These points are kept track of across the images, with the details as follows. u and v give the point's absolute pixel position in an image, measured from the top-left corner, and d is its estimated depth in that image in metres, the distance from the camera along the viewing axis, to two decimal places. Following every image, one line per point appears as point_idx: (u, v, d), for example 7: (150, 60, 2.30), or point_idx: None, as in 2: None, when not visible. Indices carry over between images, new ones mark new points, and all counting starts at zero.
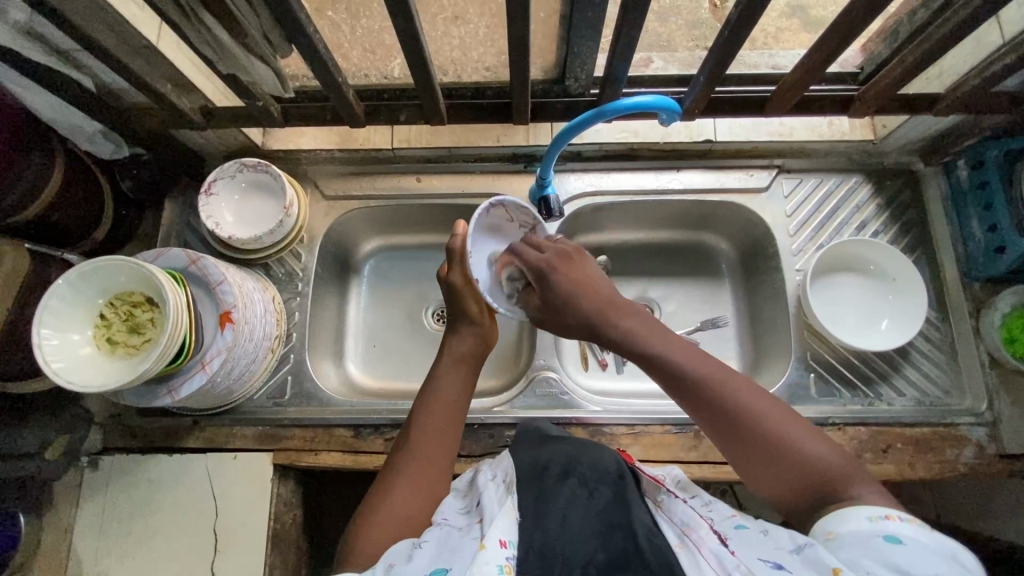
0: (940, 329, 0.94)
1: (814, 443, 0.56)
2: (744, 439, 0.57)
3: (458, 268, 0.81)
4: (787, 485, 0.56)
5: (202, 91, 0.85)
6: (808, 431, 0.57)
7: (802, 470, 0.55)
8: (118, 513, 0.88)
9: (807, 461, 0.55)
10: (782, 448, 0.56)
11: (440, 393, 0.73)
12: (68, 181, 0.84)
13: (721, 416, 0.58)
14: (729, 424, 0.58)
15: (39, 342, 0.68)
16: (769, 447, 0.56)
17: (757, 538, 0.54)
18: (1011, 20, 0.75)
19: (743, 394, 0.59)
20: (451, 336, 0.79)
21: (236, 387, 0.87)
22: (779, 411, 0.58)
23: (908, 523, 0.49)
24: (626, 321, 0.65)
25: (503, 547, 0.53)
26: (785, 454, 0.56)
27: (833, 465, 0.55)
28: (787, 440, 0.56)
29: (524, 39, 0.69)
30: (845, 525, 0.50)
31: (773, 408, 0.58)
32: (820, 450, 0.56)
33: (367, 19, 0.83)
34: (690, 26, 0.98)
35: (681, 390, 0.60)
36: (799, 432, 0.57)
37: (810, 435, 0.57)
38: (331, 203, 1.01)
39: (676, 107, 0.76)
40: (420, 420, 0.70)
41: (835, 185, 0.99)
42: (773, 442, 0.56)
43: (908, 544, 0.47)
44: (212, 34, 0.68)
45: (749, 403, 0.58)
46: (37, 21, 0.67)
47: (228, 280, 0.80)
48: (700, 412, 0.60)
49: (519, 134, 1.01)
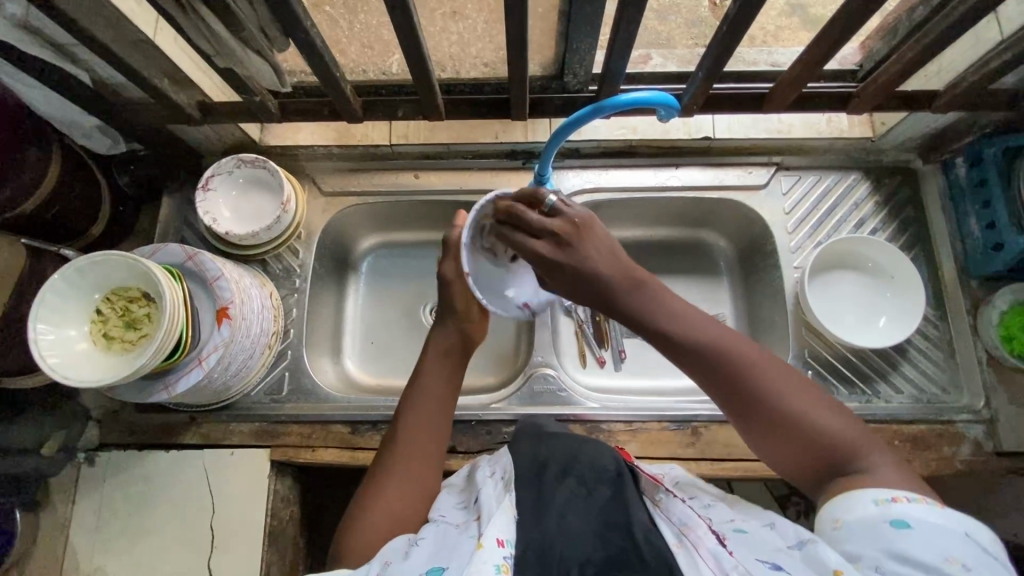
0: (938, 327, 0.94)
1: (831, 416, 0.57)
2: (763, 415, 0.58)
3: (452, 261, 0.77)
4: (805, 459, 0.57)
5: (199, 86, 0.85)
6: (825, 403, 0.58)
7: (820, 445, 0.56)
8: (114, 509, 0.88)
9: (826, 435, 0.56)
10: (801, 423, 0.56)
11: (430, 390, 0.71)
12: (65, 176, 0.84)
13: (740, 394, 0.58)
14: (748, 401, 0.58)
15: (35, 337, 0.68)
16: (788, 424, 0.57)
17: (758, 541, 0.54)
18: (1010, 18, 0.75)
19: (761, 371, 0.58)
20: (437, 330, 0.76)
21: (233, 383, 0.87)
22: (796, 386, 0.58)
23: (914, 504, 0.50)
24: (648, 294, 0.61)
25: (501, 546, 0.53)
26: (804, 430, 0.56)
27: (850, 438, 0.56)
28: (806, 415, 0.57)
29: (522, 35, 0.69)
30: (853, 511, 0.52)
31: (788, 381, 0.59)
32: (837, 422, 0.57)
33: (366, 15, 0.83)
34: (689, 24, 0.97)
35: (702, 368, 0.59)
36: (815, 404, 0.57)
37: (827, 408, 0.58)
38: (329, 200, 1.01)
39: (675, 104, 0.75)
40: (412, 419, 0.69)
41: (834, 182, 0.99)
42: (793, 419, 0.57)
43: (915, 527, 0.48)
44: (209, 27, 0.68)
45: (768, 380, 0.58)
46: (34, 15, 0.67)
47: (225, 275, 0.80)
48: (717, 388, 0.59)
49: (517, 130, 1.01)
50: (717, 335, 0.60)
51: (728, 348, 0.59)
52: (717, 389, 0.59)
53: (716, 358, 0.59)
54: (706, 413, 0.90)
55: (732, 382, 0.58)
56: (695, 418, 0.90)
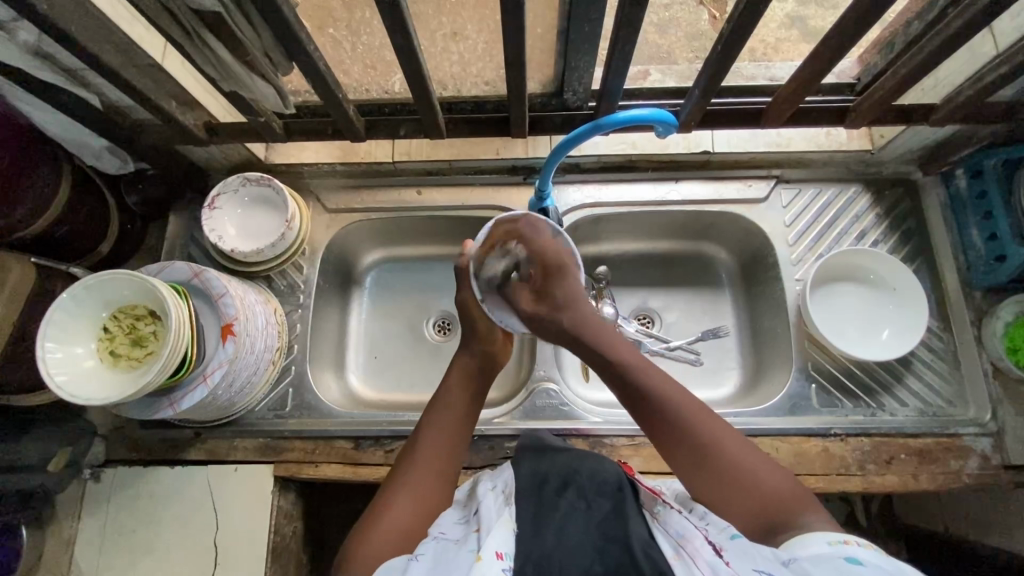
0: (942, 339, 0.93)
1: (767, 471, 0.61)
2: (705, 461, 0.62)
3: (466, 287, 0.81)
4: (744, 512, 0.59)
5: (206, 107, 0.87)
6: (764, 460, 0.62)
7: (758, 497, 0.59)
8: (120, 525, 0.89)
9: (766, 488, 0.60)
10: (741, 474, 0.60)
11: (447, 411, 0.73)
12: (74, 197, 0.86)
13: (685, 437, 0.63)
14: (692, 443, 0.62)
15: (42, 356, 0.69)
16: (729, 473, 0.61)
17: (756, 548, 0.53)
18: (1006, 31, 0.75)
19: (708, 422, 0.63)
20: (461, 354, 0.78)
21: (238, 399, 0.87)
22: (738, 440, 0.63)
23: (867, 549, 0.50)
24: (611, 336, 0.68)
25: (500, 559, 0.54)
26: (743, 480, 0.60)
27: (785, 493, 0.59)
28: (745, 466, 0.61)
29: (519, 56, 0.70)
30: (807, 548, 0.52)
31: (730, 436, 0.63)
32: (773, 477, 0.61)
33: (368, 36, 0.85)
34: (689, 38, 1.04)
35: (649, 409, 0.65)
36: (752, 458, 0.62)
37: (766, 465, 0.62)
38: (333, 216, 1.02)
39: (673, 121, 0.77)
40: (429, 436, 0.71)
41: (835, 195, 1.00)
42: (735, 467, 0.61)
43: (864, 564, 0.48)
44: (214, 52, 0.69)
45: (709, 426, 0.63)
46: (45, 42, 0.68)
47: (230, 292, 0.81)
48: (661, 430, 0.64)
49: (518, 147, 1.02)
50: (666, 384, 0.66)
51: (676, 390, 0.65)
52: (662, 432, 0.64)
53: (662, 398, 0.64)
54: None
55: (674, 423, 0.63)
56: None
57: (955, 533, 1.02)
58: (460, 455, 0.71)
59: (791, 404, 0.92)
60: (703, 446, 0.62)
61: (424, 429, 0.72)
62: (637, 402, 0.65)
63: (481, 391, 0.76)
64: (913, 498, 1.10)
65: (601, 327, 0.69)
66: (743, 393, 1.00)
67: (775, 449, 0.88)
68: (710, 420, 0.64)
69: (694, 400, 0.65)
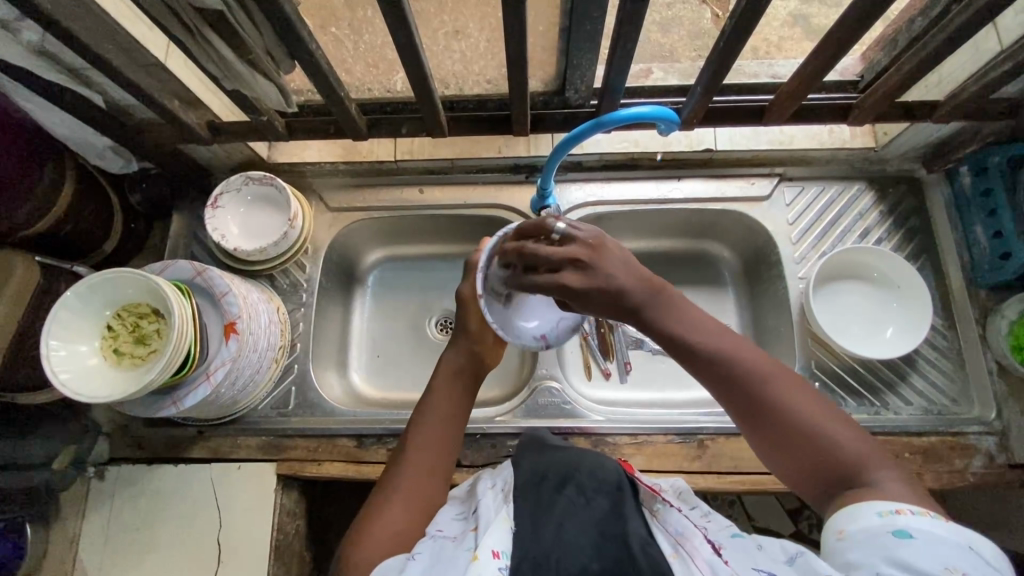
0: (947, 338, 0.93)
1: (838, 428, 0.55)
2: (772, 423, 0.56)
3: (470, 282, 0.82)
4: (810, 475, 0.55)
5: (209, 106, 0.87)
6: (836, 417, 0.56)
7: (829, 457, 0.54)
8: (123, 523, 0.89)
9: (836, 450, 0.54)
10: (812, 433, 0.55)
11: (435, 410, 0.73)
12: (78, 196, 0.86)
13: (750, 397, 0.57)
14: (758, 403, 0.57)
15: (47, 353, 0.70)
16: (795, 436, 0.55)
17: (750, 543, 0.56)
18: (1010, 27, 0.75)
19: (773, 378, 0.57)
20: (448, 352, 0.78)
21: (241, 397, 0.88)
22: (806, 392, 0.57)
23: (923, 517, 0.48)
24: (659, 296, 0.59)
25: (495, 557, 0.54)
26: (811, 442, 0.55)
27: (857, 453, 0.54)
28: (814, 426, 0.55)
29: (521, 54, 0.70)
30: (855, 523, 0.49)
31: (796, 391, 0.57)
32: (845, 435, 0.55)
33: (371, 35, 0.85)
34: (691, 37, 1.04)
35: (706, 372, 0.59)
36: (820, 415, 0.56)
37: (836, 419, 0.56)
38: (336, 215, 1.02)
39: (675, 118, 0.77)
40: (419, 442, 0.71)
41: (838, 192, 0.99)
42: (802, 428, 0.55)
43: (919, 540, 0.46)
44: (217, 51, 0.69)
45: (771, 385, 0.57)
46: (49, 41, 0.68)
47: (233, 291, 0.82)
48: (723, 391, 0.58)
49: (520, 145, 1.03)
50: (722, 345, 0.59)
51: (732, 348, 0.59)
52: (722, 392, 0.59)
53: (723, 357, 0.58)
54: (711, 424, 0.90)
55: (735, 386, 0.58)
56: (701, 429, 0.90)
57: None
58: (451, 455, 0.71)
59: None
60: (767, 408, 0.57)
61: (414, 430, 0.72)
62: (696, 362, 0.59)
63: (469, 389, 0.76)
64: None
65: (647, 288, 0.58)
66: None
67: None
68: (773, 375, 0.58)
69: (756, 355, 0.59)
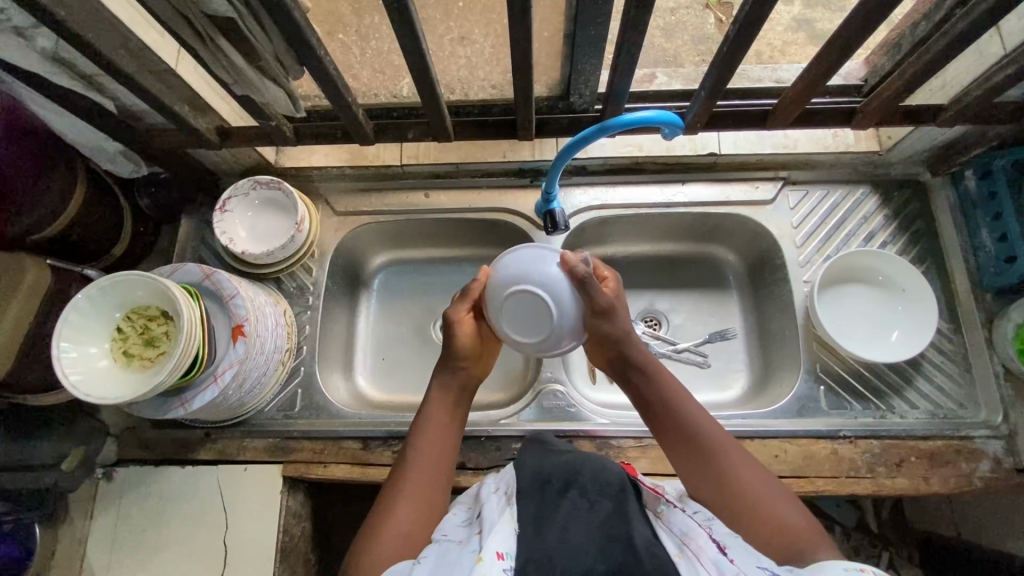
0: (953, 341, 0.93)
1: (784, 503, 0.62)
2: (723, 487, 0.64)
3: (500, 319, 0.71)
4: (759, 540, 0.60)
5: (218, 112, 0.88)
6: (782, 492, 0.63)
7: (766, 527, 0.60)
8: (130, 525, 0.90)
9: (780, 520, 0.61)
10: (755, 503, 0.62)
11: (433, 421, 0.73)
12: (88, 200, 0.88)
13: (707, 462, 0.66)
14: (709, 466, 0.65)
15: (58, 355, 0.70)
16: (745, 502, 0.62)
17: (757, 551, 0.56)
18: (1012, 32, 0.75)
19: (728, 453, 0.66)
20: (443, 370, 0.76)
21: (247, 400, 0.88)
22: (759, 473, 0.65)
23: None
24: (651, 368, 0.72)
25: (500, 559, 0.54)
26: (757, 511, 0.62)
27: (799, 528, 0.60)
28: (764, 499, 0.62)
29: (526, 60, 0.71)
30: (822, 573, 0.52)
31: (750, 468, 0.65)
32: (789, 510, 0.62)
33: (378, 41, 0.88)
34: (695, 42, 1.05)
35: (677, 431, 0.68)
36: (769, 490, 0.63)
37: (784, 498, 0.63)
38: (342, 219, 1.04)
39: (679, 122, 0.78)
40: (418, 449, 0.70)
41: (843, 196, 0.99)
42: (751, 497, 0.62)
43: None
44: (228, 57, 0.70)
45: (730, 456, 0.66)
46: (63, 48, 0.69)
47: (241, 294, 0.82)
48: (682, 455, 0.68)
49: (525, 149, 1.03)
50: (697, 414, 0.69)
51: (705, 419, 0.68)
52: (686, 453, 0.67)
53: (688, 423, 0.68)
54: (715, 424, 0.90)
55: (698, 450, 0.66)
56: None
57: (969, 536, 1.01)
58: (450, 462, 0.71)
59: (799, 406, 0.91)
60: (722, 471, 0.65)
61: (415, 440, 0.71)
62: (660, 421, 0.70)
63: (460, 401, 0.75)
64: (925, 503, 1.10)
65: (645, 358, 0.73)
66: (752, 394, 1.00)
67: (783, 450, 0.88)
68: (734, 450, 0.66)
69: (721, 430, 0.68)
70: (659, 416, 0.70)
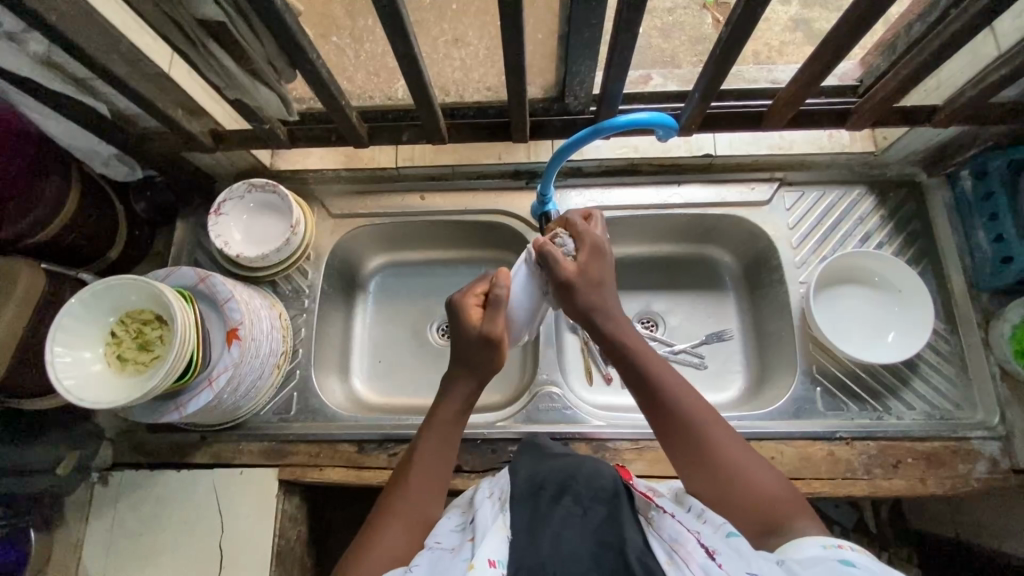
0: (950, 342, 0.92)
1: (767, 475, 0.63)
2: (707, 464, 0.64)
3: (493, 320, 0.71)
4: (743, 513, 0.61)
5: (212, 116, 0.88)
6: (765, 467, 0.64)
7: (749, 500, 0.61)
8: (126, 528, 0.90)
9: (762, 491, 0.62)
10: (736, 475, 0.63)
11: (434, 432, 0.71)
12: (82, 204, 0.87)
13: (691, 439, 0.66)
14: (694, 442, 0.65)
15: (51, 360, 0.70)
16: (730, 476, 0.63)
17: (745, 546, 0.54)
18: (1007, 32, 0.75)
19: (710, 426, 0.66)
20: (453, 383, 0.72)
21: (243, 403, 0.88)
22: (742, 449, 0.65)
23: (860, 552, 0.52)
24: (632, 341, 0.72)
25: (492, 566, 0.55)
26: (741, 485, 0.62)
27: (781, 498, 0.61)
28: (747, 471, 0.63)
29: (519, 62, 0.71)
30: (800, 551, 0.54)
31: (732, 442, 0.66)
32: (771, 481, 0.63)
33: (371, 44, 0.83)
34: (693, 42, 1.05)
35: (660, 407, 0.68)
36: (750, 462, 0.64)
37: (766, 471, 0.64)
38: (338, 221, 1.03)
39: (673, 124, 0.78)
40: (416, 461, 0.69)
41: (839, 197, 0.99)
42: (734, 470, 0.63)
43: (857, 565, 0.50)
44: (219, 61, 0.70)
45: (712, 430, 0.66)
46: (54, 52, 0.69)
47: (235, 297, 0.82)
48: (670, 433, 0.67)
49: (521, 151, 1.03)
50: (677, 390, 0.68)
51: (687, 395, 0.68)
52: (671, 430, 0.67)
53: (669, 399, 0.68)
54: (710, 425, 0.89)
55: (682, 426, 0.66)
56: None
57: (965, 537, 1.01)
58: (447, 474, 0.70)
59: (795, 407, 0.91)
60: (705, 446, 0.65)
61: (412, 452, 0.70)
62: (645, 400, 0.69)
63: (461, 416, 0.72)
64: (922, 504, 1.09)
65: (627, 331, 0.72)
66: (748, 395, 1.00)
67: (779, 452, 0.88)
68: (715, 423, 0.67)
69: (701, 403, 0.68)
70: (642, 395, 0.70)
